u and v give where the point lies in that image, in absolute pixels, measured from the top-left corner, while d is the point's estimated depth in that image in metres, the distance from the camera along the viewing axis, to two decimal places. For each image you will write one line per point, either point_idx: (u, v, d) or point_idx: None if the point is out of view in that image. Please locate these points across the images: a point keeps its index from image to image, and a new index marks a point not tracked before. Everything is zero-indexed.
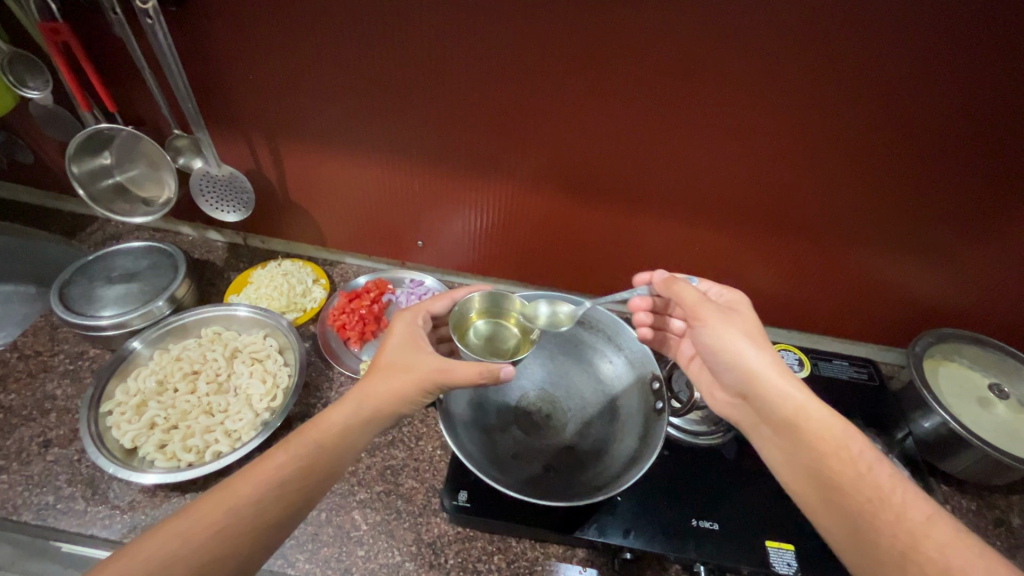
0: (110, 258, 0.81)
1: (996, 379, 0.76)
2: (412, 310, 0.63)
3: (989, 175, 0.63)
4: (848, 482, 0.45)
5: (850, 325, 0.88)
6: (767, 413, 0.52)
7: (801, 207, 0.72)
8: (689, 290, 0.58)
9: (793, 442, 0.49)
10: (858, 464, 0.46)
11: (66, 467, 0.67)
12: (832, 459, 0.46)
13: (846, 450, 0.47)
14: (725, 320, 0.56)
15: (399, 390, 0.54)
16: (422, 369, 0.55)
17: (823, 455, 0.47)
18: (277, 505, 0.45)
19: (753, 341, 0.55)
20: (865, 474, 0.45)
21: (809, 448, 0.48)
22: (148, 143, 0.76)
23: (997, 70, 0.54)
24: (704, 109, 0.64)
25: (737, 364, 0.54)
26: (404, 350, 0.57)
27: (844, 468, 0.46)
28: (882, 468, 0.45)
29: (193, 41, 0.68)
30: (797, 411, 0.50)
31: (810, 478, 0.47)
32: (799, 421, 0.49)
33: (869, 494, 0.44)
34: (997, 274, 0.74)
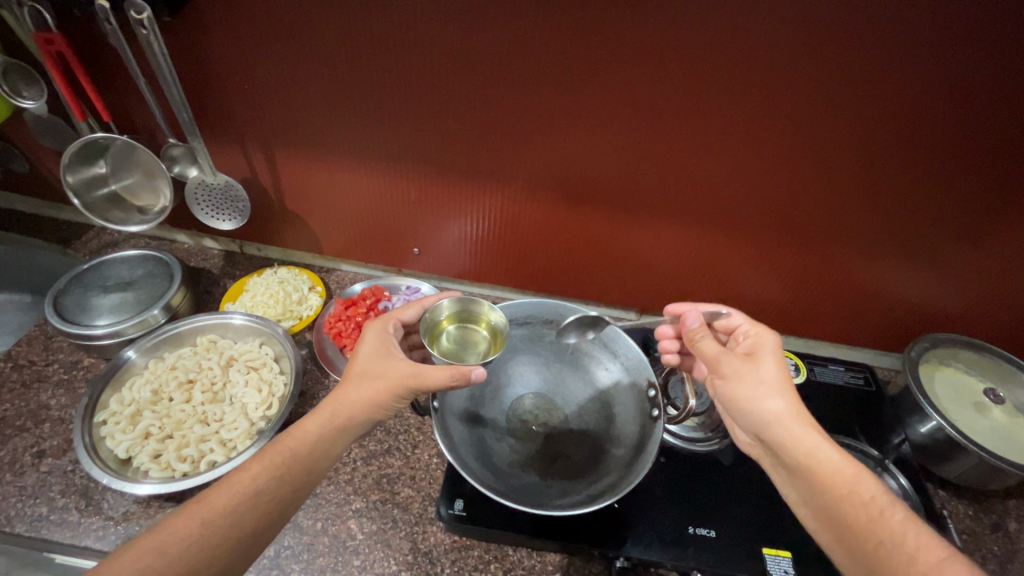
0: (105, 267, 0.81)
1: (991, 384, 0.76)
2: (382, 319, 0.63)
3: (983, 179, 0.64)
4: (864, 530, 0.43)
5: (846, 330, 0.88)
6: (778, 456, 0.50)
7: (795, 213, 0.72)
8: (710, 342, 0.57)
9: (805, 487, 0.47)
10: (870, 509, 0.44)
11: (60, 478, 0.66)
12: (848, 506, 0.44)
13: (858, 494, 0.45)
14: (746, 369, 0.54)
15: (371, 397, 0.54)
16: (392, 376, 0.55)
17: (835, 500, 0.45)
18: (260, 514, 0.45)
19: (772, 388, 0.52)
20: (878, 517, 0.44)
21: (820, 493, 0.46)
22: (143, 152, 0.76)
23: (988, 76, 0.55)
24: (697, 115, 0.64)
25: (749, 412, 0.52)
26: (376, 358, 0.57)
27: (858, 513, 0.44)
28: (895, 511, 0.44)
29: (188, 51, 0.68)
30: (812, 460, 0.47)
31: (822, 517, 0.46)
32: (812, 467, 0.47)
33: (881, 538, 0.42)
34: (991, 279, 0.74)
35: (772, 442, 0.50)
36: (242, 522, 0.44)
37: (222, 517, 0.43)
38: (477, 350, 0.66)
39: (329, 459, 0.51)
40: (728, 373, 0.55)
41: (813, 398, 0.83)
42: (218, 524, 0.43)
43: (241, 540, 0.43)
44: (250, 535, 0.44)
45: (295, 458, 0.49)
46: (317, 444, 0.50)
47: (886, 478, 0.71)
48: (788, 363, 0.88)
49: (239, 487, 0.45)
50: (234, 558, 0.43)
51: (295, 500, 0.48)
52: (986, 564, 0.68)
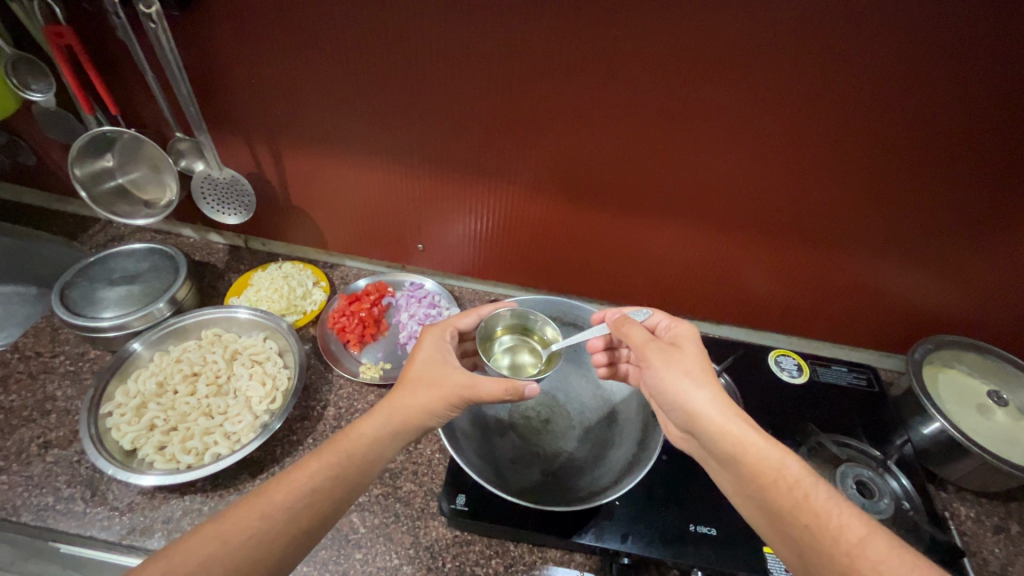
0: (111, 260, 0.82)
1: (994, 386, 0.76)
2: (440, 325, 0.65)
3: (989, 181, 0.63)
4: (790, 513, 0.44)
5: (850, 331, 0.88)
6: (709, 447, 0.50)
7: (801, 212, 0.72)
8: (637, 333, 0.59)
9: (737, 476, 0.48)
10: (797, 492, 0.44)
11: (66, 468, 0.67)
12: (774, 491, 0.45)
13: (786, 476, 0.46)
14: (668, 358, 0.55)
15: (428, 404, 0.55)
16: (450, 384, 0.56)
17: (764, 486, 0.46)
18: (316, 513, 0.45)
19: (694, 378, 0.53)
20: (801, 500, 0.44)
21: (750, 478, 0.46)
22: (150, 146, 0.77)
23: (995, 79, 0.55)
24: (703, 115, 0.64)
25: (680, 401, 0.52)
26: (432, 366, 0.58)
27: (782, 497, 0.44)
28: (819, 492, 0.44)
29: (196, 45, 0.68)
30: (737, 448, 0.48)
31: (755, 504, 0.46)
32: (740, 454, 0.48)
33: (807, 520, 0.43)
34: (997, 280, 0.74)
35: (700, 434, 0.51)
36: (298, 520, 0.44)
37: (281, 512, 0.44)
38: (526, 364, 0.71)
39: (383, 464, 0.51)
40: (652, 361, 0.55)
41: (816, 398, 0.83)
42: (275, 517, 0.43)
43: (297, 537, 0.44)
44: (310, 532, 0.45)
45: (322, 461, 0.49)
46: None
47: (889, 479, 0.71)
48: (791, 363, 0.88)
49: (297, 484, 0.45)
50: (292, 550, 0.43)
51: (350, 497, 0.48)
52: (987, 566, 0.68)
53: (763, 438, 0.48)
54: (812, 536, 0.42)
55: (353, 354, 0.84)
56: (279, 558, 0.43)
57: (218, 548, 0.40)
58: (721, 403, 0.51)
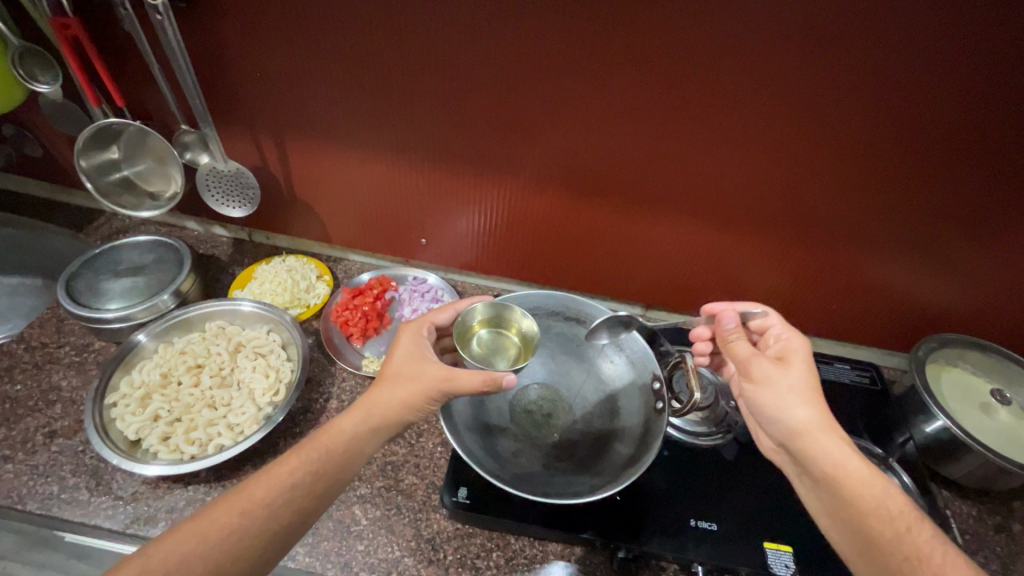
0: (116, 252, 0.82)
1: (998, 385, 0.76)
2: (417, 321, 0.64)
3: (993, 181, 0.63)
4: (887, 544, 0.43)
5: (852, 328, 0.88)
6: (806, 466, 0.51)
7: (805, 209, 0.72)
8: (742, 346, 0.59)
9: (831, 498, 0.48)
10: (896, 522, 0.44)
11: (70, 458, 0.67)
12: (872, 518, 0.45)
13: (884, 504, 0.45)
14: (777, 372, 0.55)
15: (406, 400, 0.54)
16: (426, 379, 0.55)
17: (859, 512, 0.46)
18: (296, 508, 0.46)
19: (801, 395, 0.53)
20: (903, 534, 0.43)
21: (846, 502, 0.47)
22: (156, 138, 0.77)
23: (1000, 77, 0.54)
24: (708, 110, 0.64)
25: (781, 416, 0.53)
26: (410, 361, 0.58)
27: (883, 527, 0.44)
28: (923, 528, 0.44)
29: (201, 38, 0.68)
30: (836, 470, 0.48)
31: (849, 532, 0.46)
32: (840, 477, 0.47)
33: (907, 554, 0.42)
34: (1002, 279, 0.74)
35: (799, 452, 0.51)
36: (278, 514, 0.45)
37: (259, 509, 0.44)
38: (506, 356, 0.67)
39: (365, 457, 0.52)
40: (759, 377, 0.55)
41: None
42: (256, 514, 0.44)
43: (279, 532, 0.45)
44: (286, 529, 0.45)
45: (325, 455, 0.49)
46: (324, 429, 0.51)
47: (890, 476, 0.71)
48: None
49: (279, 480, 0.46)
50: (270, 547, 0.44)
51: (332, 492, 0.49)
52: (988, 564, 0.68)
53: (865, 464, 0.48)
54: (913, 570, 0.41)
55: (356, 347, 0.84)
56: (261, 552, 0.43)
57: (197, 545, 0.41)
58: (829, 422, 0.51)
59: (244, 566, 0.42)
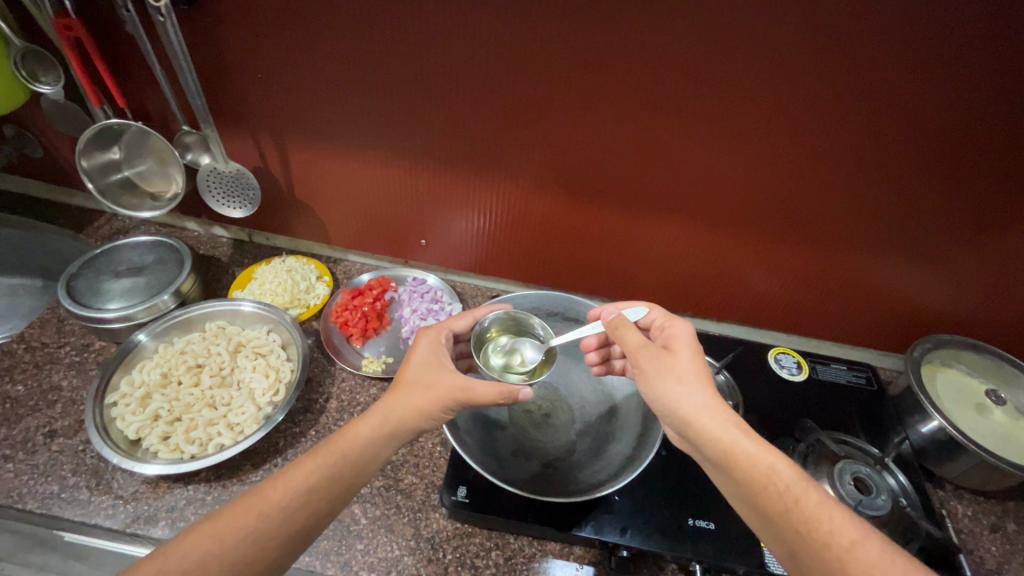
0: (116, 252, 0.82)
1: (993, 386, 0.76)
2: (436, 328, 0.64)
3: (988, 183, 0.64)
4: (781, 519, 0.43)
5: (849, 330, 0.89)
6: (701, 452, 0.50)
7: (802, 210, 0.73)
8: (631, 336, 0.58)
9: (727, 479, 0.47)
10: (787, 497, 0.44)
11: (71, 457, 0.67)
12: (763, 496, 0.45)
13: (777, 479, 0.45)
14: (657, 364, 0.54)
15: (422, 407, 0.55)
16: (445, 388, 0.56)
17: (754, 490, 0.45)
18: (308, 512, 0.46)
19: (685, 381, 0.52)
20: (793, 507, 0.44)
21: (741, 482, 0.46)
22: (157, 139, 0.77)
23: (996, 80, 0.55)
24: (706, 112, 0.64)
25: (670, 406, 0.52)
26: (427, 367, 0.58)
27: (774, 502, 0.44)
28: (809, 496, 0.44)
29: (203, 39, 0.69)
30: (726, 452, 0.47)
31: (749, 509, 0.46)
32: (730, 459, 0.47)
33: (798, 526, 0.43)
34: (997, 280, 0.74)
35: (692, 439, 0.50)
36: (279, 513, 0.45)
37: (274, 510, 0.44)
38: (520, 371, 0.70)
39: (380, 463, 0.51)
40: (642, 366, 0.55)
41: (815, 395, 0.84)
42: (270, 517, 0.44)
43: (290, 536, 0.45)
44: (301, 533, 0.45)
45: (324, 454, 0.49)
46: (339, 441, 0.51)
47: (885, 475, 0.71)
48: (791, 361, 0.88)
49: (295, 483, 0.46)
50: (284, 552, 0.44)
51: (344, 495, 0.48)
52: (983, 564, 0.69)
53: (753, 442, 0.48)
54: (803, 540, 0.42)
55: (355, 347, 0.84)
56: (272, 556, 0.43)
57: (207, 548, 0.41)
58: (710, 408, 0.50)
59: (258, 568, 0.42)
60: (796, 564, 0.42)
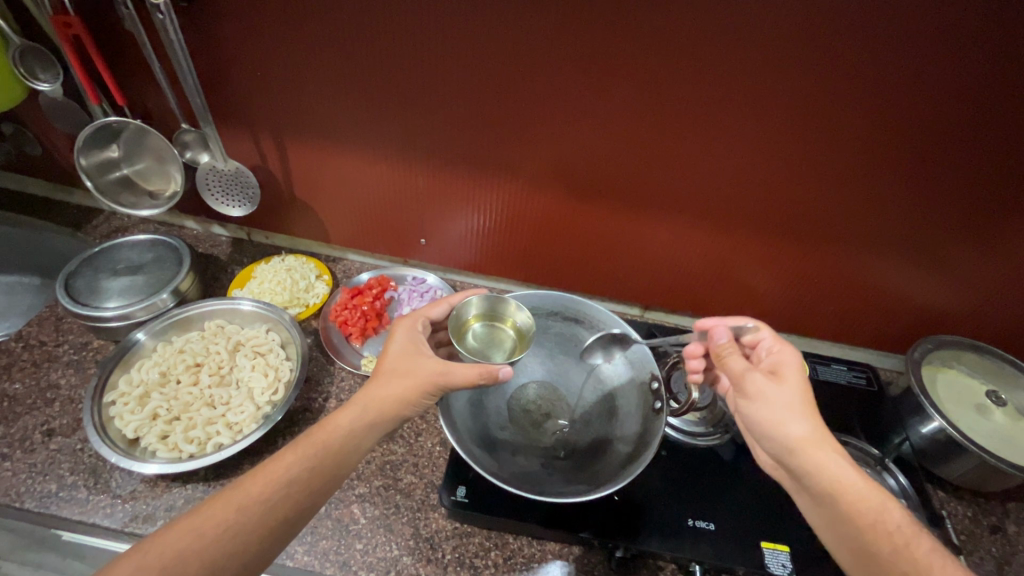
0: (115, 251, 0.82)
1: (994, 386, 0.76)
2: (412, 316, 0.64)
3: (990, 182, 0.64)
4: (889, 560, 0.44)
5: (848, 330, 0.89)
6: (804, 484, 0.49)
7: (803, 209, 0.72)
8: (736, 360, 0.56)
9: (830, 515, 0.47)
10: (896, 538, 0.44)
11: (69, 456, 0.67)
12: (870, 535, 0.45)
13: (884, 516, 0.45)
14: (771, 391, 0.52)
15: (402, 394, 0.55)
16: (422, 373, 0.56)
17: (859, 529, 0.45)
18: (290, 507, 0.46)
19: (795, 413, 0.51)
20: (902, 549, 0.44)
21: (846, 519, 0.46)
22: (156, 137, 0.77)
23: (998, 79, 0.55)
24: (707, 111, 0.64)
25: (778, 437, 0.50)
26: (405, 357, 0.58)
27: (881, 543, 0.44)
28: (921, 542, 0.44)
29: (202, 37, 0.68)
30: (833, 489, 0.47)
31: (848, 545, 0.46)
32: (837, 496, 0.46)
33: (907, 569, 0.43)
34: (998, 281, 0.74)
35: (797, 471, 0.49)
36: (278, 512, 0.45)
37: (257, 505, 0.45)
38: (502, 347, 0.67)
39: (361, 452, 0.52)
40: (753, 394, 0.53)
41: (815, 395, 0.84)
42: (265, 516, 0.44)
43: None
44: (286, 528, 0.46)
45: (325, 453, 0.49)
46: (340, 441, 0.51)
47: (885, 477, 0.72)
48: None
49: (280, 479, 0.46)
50: (267, 544, 0.44)
51: (327, 488, 0.49)
52: (983, 565, 0.68)
53: (863, 481, 0.47)
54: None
55: (354, 347, 0.84)
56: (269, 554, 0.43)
57: (200, 547, 0.41)
58: (823, 443, 0.49)
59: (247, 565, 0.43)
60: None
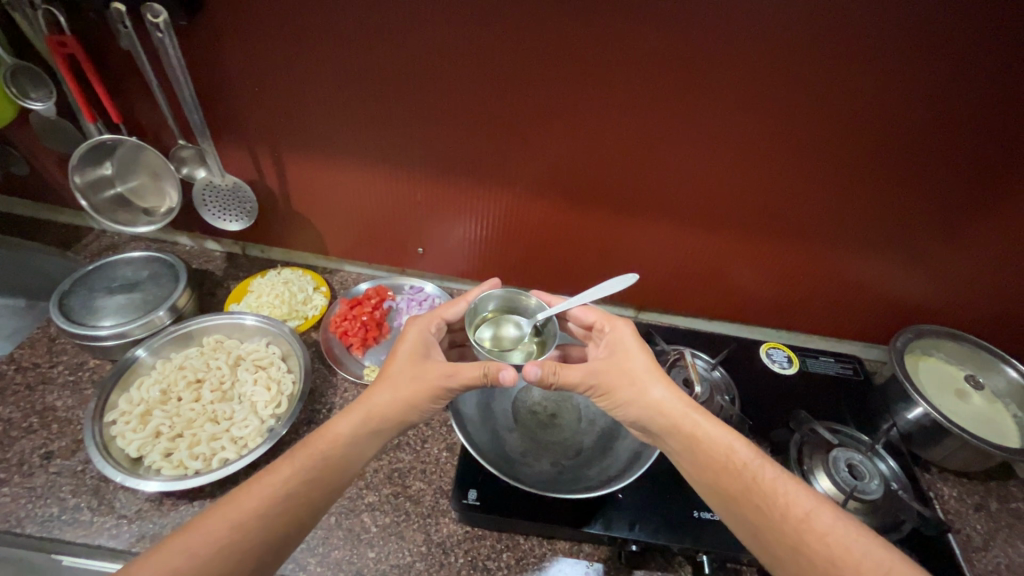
0: (108, 269, 0.81)
1: (971, 371, 0.80)
2: (426, 317, 0.66)
3: (962, 178, 0.68)
4: (741, 495, 0.50)
5: (834, 324, 0.92)
6: (665, 440, 0.56)
7: (790, 207, 0.75)
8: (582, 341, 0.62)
9: (691, 464, 0.54)
10: (744, 473, 0.51)
11: (70, 478, 0.66)
12: (724, 477, 0.51)
13: (736, 458, 0.52)
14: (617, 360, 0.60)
15: (411, 402, 0.56)
16: (430, 378, 0.57)
17: (715, 473, 0.52)
18: None
19: (646, 375, 0.58)
20: (752, 483, 0.50)
21: (705, 467, 0.53)
22: (151, 153, 0.77)
23: (966, 82, 0.59)
24: (698, 118, 0.67)
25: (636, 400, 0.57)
26: (412, 359, 0.59)
27: (733, 482, 0.51)
28: (766, 472, 0.51)
29: (201, 54, 0.69)
30: (690, 437, 0.54)
31: (710, 489, 0.52)
32: (694, 443, 0.54)
33: (757, 502, 0.49)
34: (973, 270, 0.78)
35: (660, 428, 0.56)
36: None
37: None
38: (523, 348, 0.67)
39: None
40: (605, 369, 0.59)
41: (806, 387, 0.87)
42: None
43: None
44: None
45: None
46: None
47: (876, 461, 0.73)
48: (782, 355, 0.91)
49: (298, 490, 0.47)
50: None
51: None
52: (971, 541, 0.72)
53: (713, 426, 0.55)
54: (768, 515, 0.48)
55: (356, 357, 0.85)
56: None
57: None
58: (673, 397, 0.57)
59: None
60: (762, 540, 0.48)
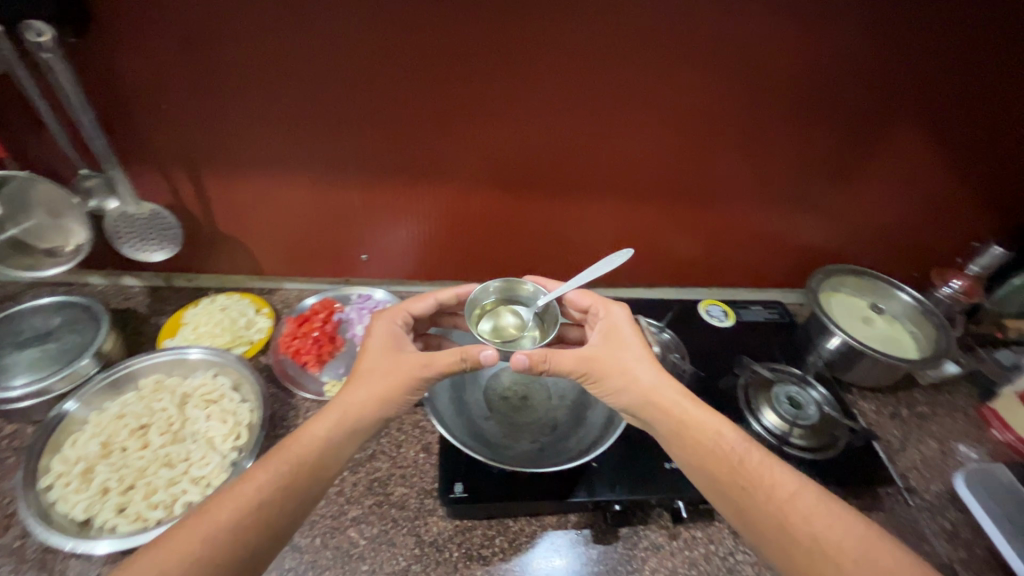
0: (12, 321, 0.73)
1: (873, 300, 0.92)
2: (392, 311, 0.65)
3: (845, 133, 0.77)
4: (708, 455, 0.55)
5: (757, 275, 1.02)
6: (640, 412, 0.60)
7: (709, 174, 0.82)
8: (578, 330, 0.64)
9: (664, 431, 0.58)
10: (710, 437, 0.56)
11: (7, 557, 0.59)
12: (692, 441, 0.56)
13: (702, 424, 0.57)
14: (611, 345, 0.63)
15: (385, 406, 0.55)
16: (402, 370, 0.57)
17: (685, 437, 0.56)
18: None
19: (637, 356, 0.62)
20: (716, 443, 0.55)
21: (675, 432, 0.57)
22: (46, 185, 0.69)
23: (839, 48, 0.67)
24: (618, 98, 0.71)
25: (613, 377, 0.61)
26: (383, 354, 0.59)
27: (701, 443, 0.56)
28: (728, 434, 0.56)
29: (97, 74, 0.63)
30: (659, 405, 0.58)
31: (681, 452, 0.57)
32: (663, 410, 0.58)
33: (722, 459, 0.54)
34: (862, 212, 0.90)
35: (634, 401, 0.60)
36: None
37: None
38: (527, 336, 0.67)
39: None
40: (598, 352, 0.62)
41: (742, 335, 0.95)
42: None
43: None
44: None
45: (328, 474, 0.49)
46: None
47: (810, 390, 0.82)
48: (718, 310, 0.99)
49: None
50: None
51: None
52: (892, 446, 0.83)
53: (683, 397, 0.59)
54: (734, 474, 0.53)
55: (312, 374, 0.81)
56: None
57: None
58: (658, 374, 0.61)
59: None
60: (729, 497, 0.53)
